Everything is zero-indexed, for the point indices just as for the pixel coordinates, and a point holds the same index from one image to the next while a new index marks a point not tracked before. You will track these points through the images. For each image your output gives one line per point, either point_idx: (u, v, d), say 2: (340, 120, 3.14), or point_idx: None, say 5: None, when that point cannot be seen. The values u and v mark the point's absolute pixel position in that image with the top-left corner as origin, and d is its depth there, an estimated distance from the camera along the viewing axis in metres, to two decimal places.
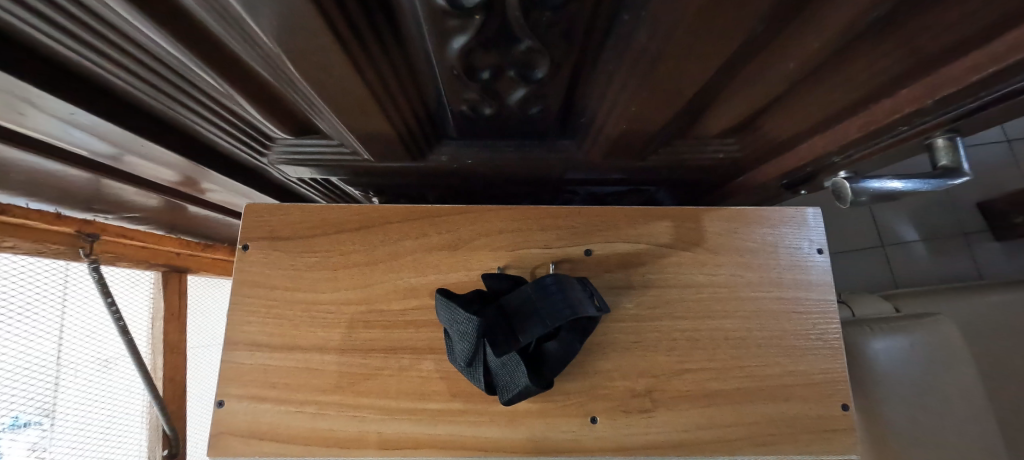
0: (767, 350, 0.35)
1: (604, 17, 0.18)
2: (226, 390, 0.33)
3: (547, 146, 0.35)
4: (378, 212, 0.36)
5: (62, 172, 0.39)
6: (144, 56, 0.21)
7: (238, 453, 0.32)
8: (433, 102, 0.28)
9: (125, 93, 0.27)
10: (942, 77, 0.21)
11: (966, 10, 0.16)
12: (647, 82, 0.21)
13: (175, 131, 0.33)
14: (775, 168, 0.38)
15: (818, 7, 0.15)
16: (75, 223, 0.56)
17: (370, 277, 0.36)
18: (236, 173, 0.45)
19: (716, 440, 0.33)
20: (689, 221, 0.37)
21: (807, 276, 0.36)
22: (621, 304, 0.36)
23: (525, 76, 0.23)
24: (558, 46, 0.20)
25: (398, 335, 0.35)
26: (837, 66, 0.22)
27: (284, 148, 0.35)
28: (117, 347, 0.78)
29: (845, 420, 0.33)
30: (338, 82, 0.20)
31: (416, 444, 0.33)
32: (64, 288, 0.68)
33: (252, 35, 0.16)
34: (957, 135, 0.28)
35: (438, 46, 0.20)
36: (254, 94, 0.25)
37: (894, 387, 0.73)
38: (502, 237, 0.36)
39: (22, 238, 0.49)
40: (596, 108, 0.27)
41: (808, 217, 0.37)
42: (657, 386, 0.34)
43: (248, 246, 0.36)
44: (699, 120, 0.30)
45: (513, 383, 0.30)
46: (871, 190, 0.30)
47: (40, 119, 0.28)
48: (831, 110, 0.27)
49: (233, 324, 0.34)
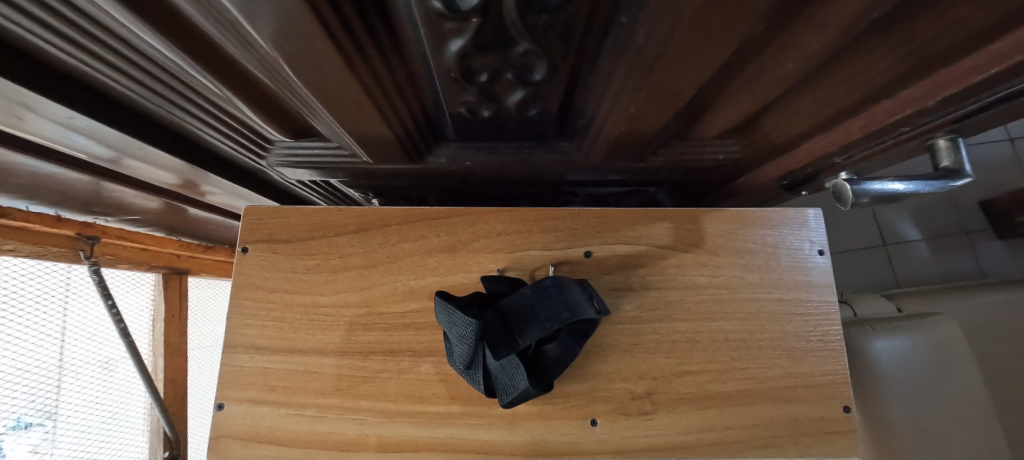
0: (768, 352, 0.34)
1: (602, 18, 0.18)
2: (225, 393, 0.33)
3: (546, 148, 0.35)
4: (377, 214, 0.36)
5: (62, 175, 0.39)
6: (140, 61, 0.21)
7: (238, 456, 0.32)
8: (431, 105, 0.28)
9: (122, 97, 0.27)
10: (943, 78, 0.21)
11: (968, 10, 0.15)
12: (646, 84, 0.20)
13: (173, 134, 0.33)
14: (775, 169, 0.38)
15: (817, 7, 0.15)
16: (76, 226, 0.55)
17: (369, 280, 0.36)
18: (236, 175, 0.45)
19: (716, 442, 0.33)
20: (689, 222, 0.37)
21: (808, 278, 0.36)
22: (620, 306, 0.35)
23: (523, 79, 0.23)
24: (556, 48, 0.20)
25: (397, 338, 0.35)
26: (837, 67, 0.22)
27: (282, 150, 0.35)
28: (118, 349, 0.78)
29: (846, 422, 0.33)
30: (335, 85, 0.20)
31: (415, 447, 0.33)
32: (66, 291, 0.68)
33: (248, 38, 0.16)
34: (959, 136, 0.27)
35: (436, 49, 0.20)
36: (251, 98, 0.25)
37: (896, 387, 0.73)
38: (501, 239, 0.36)
39: (21, 241, 0.50)
40: (595, 110, 0.27)
41: (809, 217, 0.37)
42: (657, 389, 0.34)
43: (247, 248, 0.36)
44: (699, 121, 0.30)
45: (513, 386, 0.30)
46: (872, 192, 0.30)
47: (38, 123, 0.28)
48: (831, 110, 0.27)
49: (232, 327, 0.34)
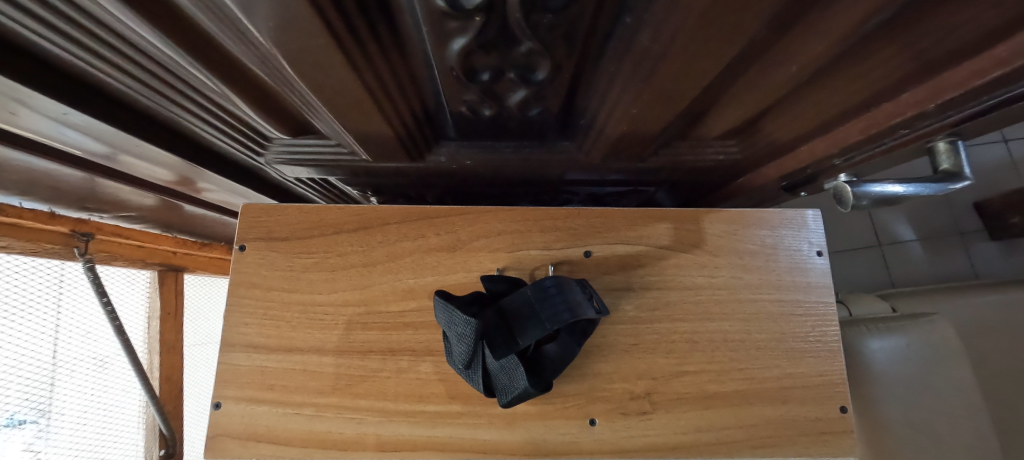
0: (767, 353, 0.35)
1: (606, 18, 0.18)
2: (222, 392, 0.33)
3: (546, 147, 0.34)
4: (377, 212, 0.36)
5: (55, 171, 0.39)
6: (138, 58, 0.20)
7: (235, 455, 0.32)
8: (432, 103, 0.28)
9: (118, 94, 0.26)
10: (945, 81, 0.21)
11: (971, 14, 0.15)
12: (649, 84, 0.20)
13: (170, 131, 0.33)
14: (776, 169, 0.37)
15: (821, 11, 0.15)
16: (71, 223, 0.54)
17: (367, 278, 0.35)
18: (233, 173, 0.45)
19: (715, 442, 0.33)
20: (689, 222, 0.37)
21: (807, 279, 0.36)
22: (620, 306, 0.35)
23: (525, 78, 0.23)
24: (559, 49, 0.20)
25: (395, 336, 0.35)
26: (839, 70, 0.21)
27: (281, 148, 0.34)
28: (112, 345, 0.76)
29: (844, 422, 0.33)
30: (337, 82, 0.20)
31: (414, 446, 0.33)
32: (59, 287, 0.67)
33: (246, 34, 0.16)
34: (959, 139, 0.28)
35: (438, 48, 0.19)
36: (251, 95, 0.24)
37: (893, 387, 0.73)
38: (501, 238, 0.36)
39: (16, 237, 0.49)
40: (597, 109, 0.27)
41: (808, 219, 0.37)
42: (657, 389, 0.34)
43: (244, 246, 0.35)
44: (699, 123, 0.30)
45: (512, 385, 0.30)
46: (873, 194, 0.30)
47: (32, 118, 0.27)
48: (834, 112, 0.27)
49: (228, 326, 0.34)
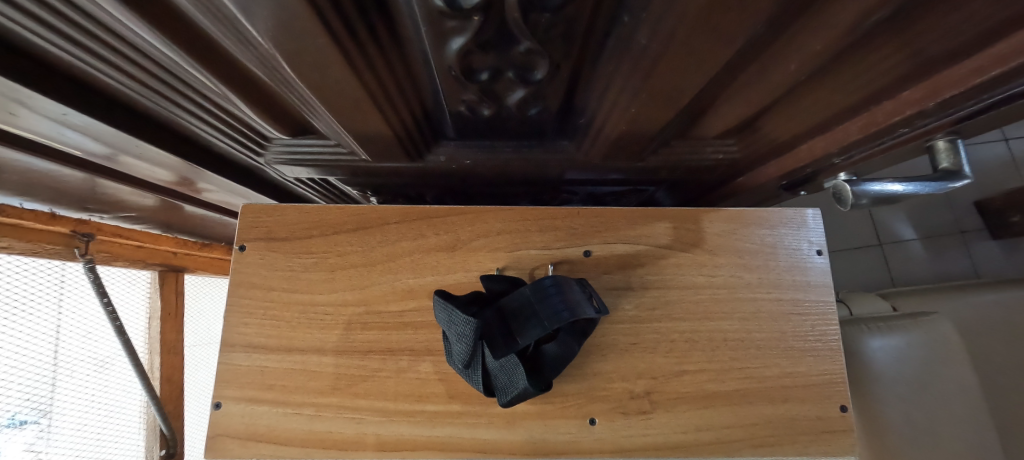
0: (767, 351, 0.35)
1: (605, 18, 0.18)
2: (222, 391, 0.33)
3: (546, 146, 0.34)
4: (377, 212, 0.36)
5: (55, 172, 0.39)
6: (137, 58, 0.20)
7: (236, 455, 0.32)
8: (431, 103, 0.28)
9: (117, 94, 0.26)
10: (944, 79, 0.21)
11: (969, 13, 0.15)
12: (647, 84, 0.20)
13: (169, 131, 0.33)
14: (775, 168, 0.37)
15: (820, 9, 0.15)
16: (71, 223, 0.54)
17: (367, 278, 0.35)
18: (233, 173, 0.44)
19: (714, 442, 0.33)
20: (689, 222, 0.37)
21: (807, 278, 0.36)
22: (620, 306, 0.35)
23: (523, 78, 0.23)
24: (557, 48, 0.20)
25: (395, 336, 0.35)
26: (838, 69, 0.21)
27: (280, 148, 0.34)
28: (112, 346, 0.77)
29: (844, 421, 0.33)
30: (336, 82, 0.20)
31: (414, 445, 0.33)
32: (60, 287, 0.67)
33: (245, 35, 0.16)
34: (959, 138, 0.27)
35: (437, 47, 0.19)
36: (249, 95, 0.24)
37: (894, 386, 0.73)
38: (500, 237, 0.36)
39: (16, 237, 0.49)
40: (596, 109, 0.27)
41: (808, 218, 0.37)
42: (656, 388, 0.34)
43: (243, 246, 0.35)
44: (698, 122, 0.30)
45: (511, 384, 0.30)
46: (872, 193, 0.30)
47: (32, 119, 0.27)
48: (833, 111, 0.27)
49: (228, 326, 0.34)
